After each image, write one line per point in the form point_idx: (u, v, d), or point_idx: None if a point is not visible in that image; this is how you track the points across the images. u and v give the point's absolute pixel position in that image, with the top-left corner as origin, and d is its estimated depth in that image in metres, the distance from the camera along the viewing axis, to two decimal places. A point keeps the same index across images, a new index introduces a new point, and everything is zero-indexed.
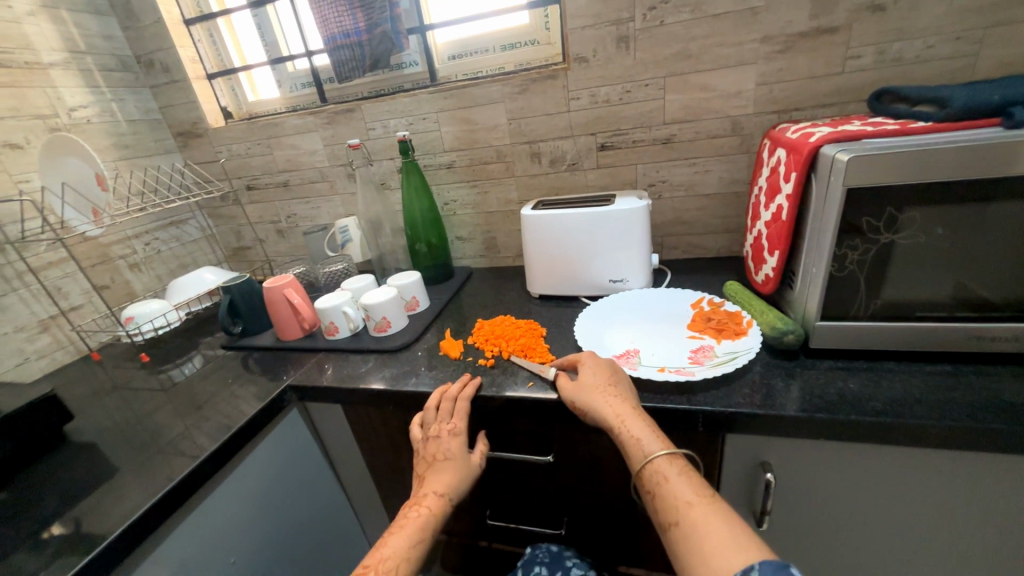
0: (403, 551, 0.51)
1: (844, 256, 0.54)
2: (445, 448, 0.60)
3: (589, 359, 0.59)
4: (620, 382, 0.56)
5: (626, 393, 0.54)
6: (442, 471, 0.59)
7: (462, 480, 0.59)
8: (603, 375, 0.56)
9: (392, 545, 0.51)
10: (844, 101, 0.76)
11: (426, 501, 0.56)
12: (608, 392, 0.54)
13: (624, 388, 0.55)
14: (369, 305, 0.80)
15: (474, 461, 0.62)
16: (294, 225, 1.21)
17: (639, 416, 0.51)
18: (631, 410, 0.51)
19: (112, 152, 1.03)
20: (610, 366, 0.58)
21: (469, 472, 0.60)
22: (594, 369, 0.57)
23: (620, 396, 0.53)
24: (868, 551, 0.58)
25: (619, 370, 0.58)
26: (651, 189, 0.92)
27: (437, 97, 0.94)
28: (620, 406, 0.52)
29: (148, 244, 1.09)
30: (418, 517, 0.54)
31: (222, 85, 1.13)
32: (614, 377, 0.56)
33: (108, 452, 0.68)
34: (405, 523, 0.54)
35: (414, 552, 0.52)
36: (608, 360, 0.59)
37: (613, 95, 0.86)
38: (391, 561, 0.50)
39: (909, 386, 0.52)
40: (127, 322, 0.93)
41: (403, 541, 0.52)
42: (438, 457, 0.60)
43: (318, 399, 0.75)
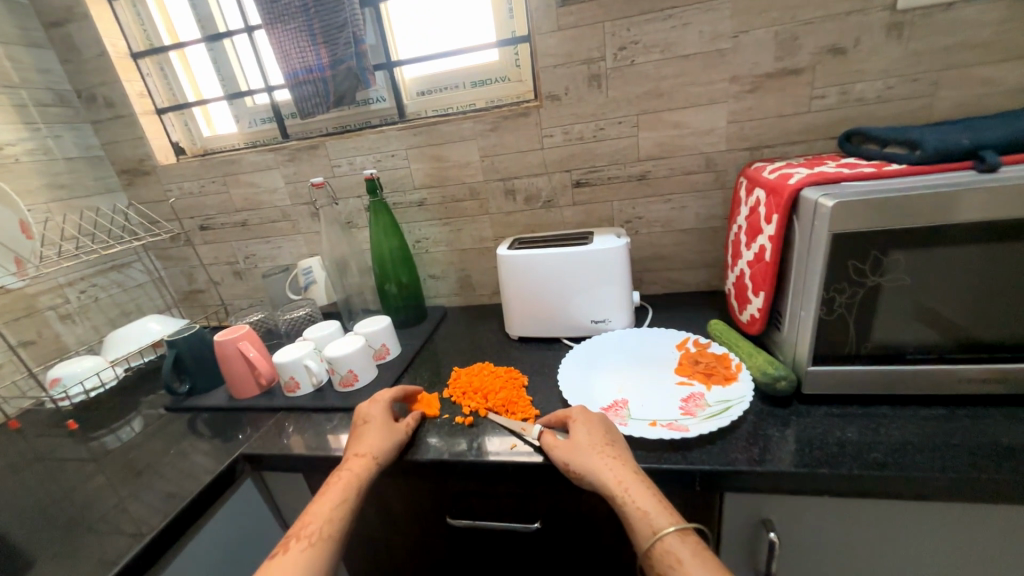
0: (324, 511, 0.48)
1: (833, 299, 0.52)
2: (368, 413, 0.60)
3: (584, 415, 0.54)
4: (617, 441, 0.52)
5: (624, 453, 0.50)
6: (365, 436, 0.57)
7: (387, 438, 0.58)
8: (601, 434, 0.51)
9: (315, 510, 0.49)
10: (812, 139, 0.78)
11: (347, 463, 0.54)
12: (607, 453, 0.49)
13: (622, 447, 0.51)
14: (334, 358, 0.73)
15: (399, 425, 0.60)
16: (253, 266, 1.13)
17: (642, 481, 0.47)
18: (634, 475, 0.47)
19: (44, 193, 0.94)
20: (606, 423, 0.54)
21: (393, 432, 0.59)
22: (590, 426, 0.53)
23: (620, 459, 0.48)
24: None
25: (614, 427, 0.54)
26: (628, 225, 0.91)
27: (406, 134, 0.91)
28: (621, 471, 0.47)
29: (83, 292, 0.98)
30: (341, 479, 0.52)
31: (174, 120, 1.06)
32: (611, 436, 0.52)
33: (14, 546, 0.57)
34: (330, 488, 0.51)
35: (338, 512, 0.49)
36: (603, 416, 0.55)
37: (587, 132, 0.85)
38: (313, 524, 0.47)
39: (907, 432, 0.50)
40: (53, 384, 0.83)
41: (326, 502, 0.49)
42: (360, 422, 0.60)
43: (276, 466, 0.67)
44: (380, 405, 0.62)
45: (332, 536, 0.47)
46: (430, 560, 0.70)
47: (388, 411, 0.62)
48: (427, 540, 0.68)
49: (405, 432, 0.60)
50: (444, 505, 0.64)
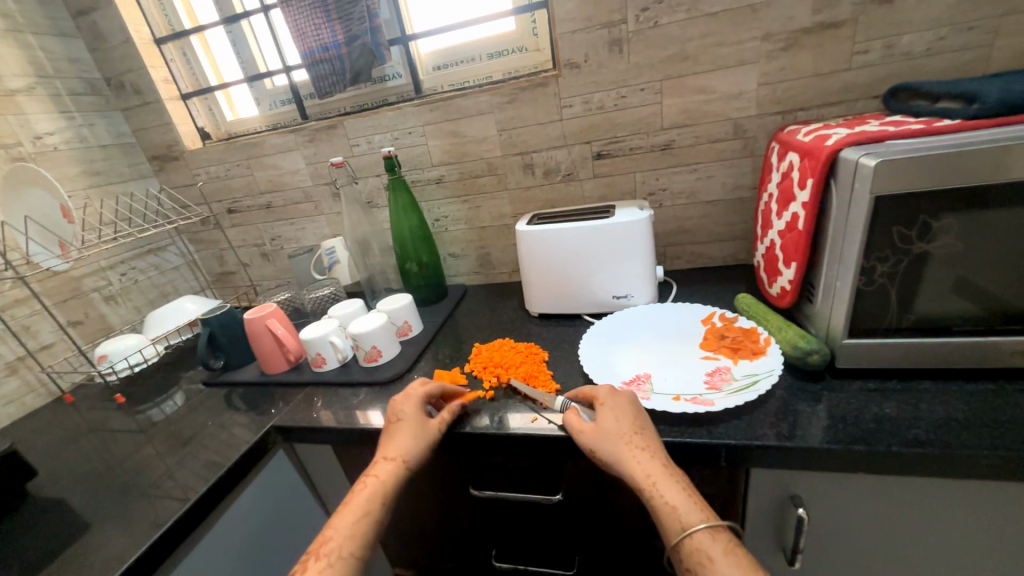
0: (344, 527, 0.48)
1: (872, 268, 0.49)
2: (398, 411, 0.58)
3: (612, 398, 0.53)
4: (647, 429, 0.50)
5: (653, 442, 0.49)
6: (395, 436, 0.56)
7: (416, 439, 0.55)
8: (630, 420, 0.50)
9: (337, 524, 0.48)
10: (853, 99, 0.72)
11: (375, 469, 0.53)
12: (635, 443, 0.48)
13: (651, 435, 0.50)
14: (358, 335, 0.75)
15: (430, 423, 0.57)
16: (279, 247, 1.15)
17: (672, 474, 0.46)
18: (663, 467, 0.46)
19: (82, 180, 0.98)
20: (636, 407, 0.52)
21: (424, 431, 0.56)
22: (618, 410, 0.51)
23: (649, 450, 0.47)
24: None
25: (644, 412, 0.53)
26: (652, 198, 0.88)
27: (423, 109, 0.90)
28: (649, 463, 0.46)
29: (124, 275, 1.03)
30: (367, 487, 0.51)
31: (198, 104, 1.08)
32: (639, 422, 0.50)
33: (75, 507, 0.61)
34: (353, 498, 0.51)
35: (359, 527, 0.48)
36: (633, 398, 0.54)
37: (608, 100, 0.82)
38: (332, 542, 0.47)
39: (950, 409, 0.48)
40: (100, 360, 0.87)
41: (348, 517, 0.49)
42: (391, 420, 0.58)
43: (306, 438, 0.70)
44: (411, 403, 0.59)
45: (351, 557, 0.46)
46: (455, 529, 0.72)
47: (421, 406, 0.59)
48: (452, 510, 0.70)
49: (437, 431, 0.57)
50: (467, 477, 0.65)
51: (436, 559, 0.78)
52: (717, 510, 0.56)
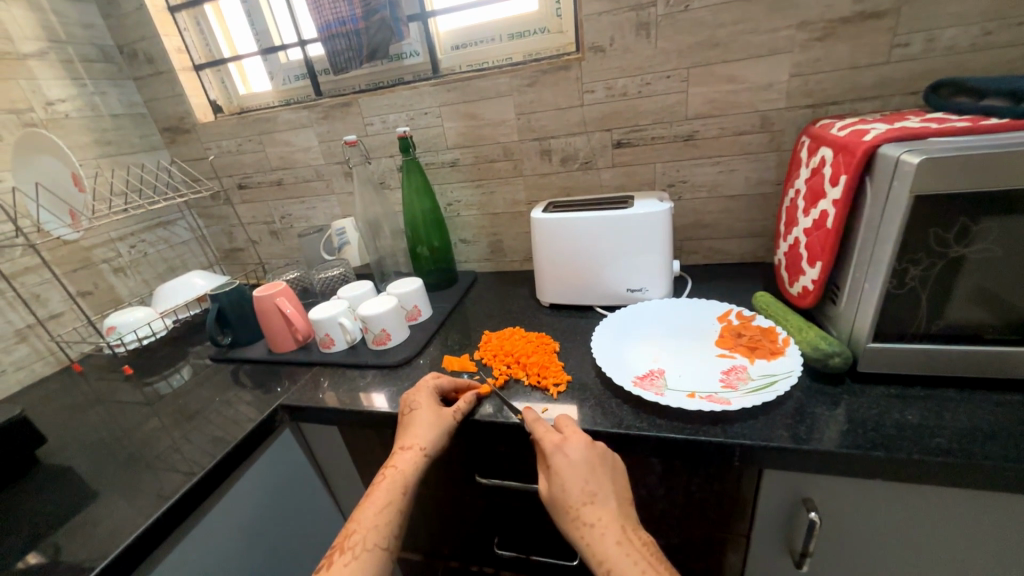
0: (369, 519, 0.48)
1: (904, 271, 0.47)
2: (411, 403, 0.58)
3: (557, 459, 0.47)
4: (601, 492, 0.46)
5: (609, 511, 0.45)
6: (411, 426, 0.56)
7: (433, 427, 0.55)
8: (578, 491, 0.46)
9: (360, 517, 0.48)
10: (888, 94, 0.69)
11: (396, 459, 0.53)
12: (586, 522, 0.45)
13: (605, 502, 0.45)
14: (367, 317, 0.74)
15: (445, 413, 0.57)
16: (288, 225, 1.14)
17: (630, 554, 0.43)
18: (618, 548, 0.43)
19: (93, 149, 0.97)
20: (586, 464, 0.47)
21: (441, 419, 0.56)
22: (563, 478, 0.47)
23: (602, 525, 0.44)
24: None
25: (600, 465, 0.48)
26: (671, 190, 0.86)
27: (440, 89, 0.88)
28: (603, 544, 0.43)
29: (133, 247, 1.03)
30: (389, 477, 0.51)
31: (211, 77, 1.06)
32: (591, 485, 0.46)
33: (83, 476, 0.62)
34: (374, 492, 0.50)
35: (383, 517, 0.48)
36: (583, 450, 0.48)
37: (631, 87, 0.79)
38: (356, 535, 0.46)
39: (976, 419, 0.46)
40: (109, 332, 0.87)
41: (370, 509, 0.49)
42: (406, 411, 0.58)
43: (313, 419, 0.69)
44: (425, 394, 0.59)
45: (377, 547, 0.46)
46: (459, 514, 0.73)
47: (434, 395, 0.59)
48: (457, 495, 0.70)
49: (453, 419, 0.57)
50: (474, 464, 0.65)
51: (438, 542, 0.79)
52: (724, 510, 0.56)
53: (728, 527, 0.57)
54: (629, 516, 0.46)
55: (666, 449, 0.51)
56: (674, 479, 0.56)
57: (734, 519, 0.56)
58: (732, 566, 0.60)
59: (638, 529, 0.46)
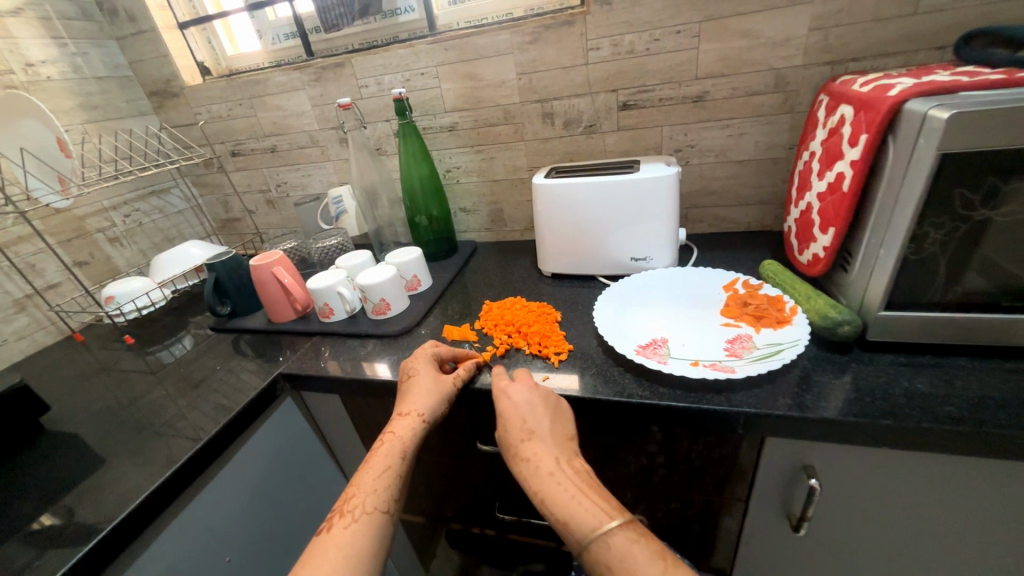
0: (368, 484, 0.47)
1: (925, 236, 0.46)
2: (409, 369, 0.58)
3: (499, 401, 0.49)
4: (539, 428, 0.47)
5: (543, 444, 0.45)
6: (410, 394, 0.56)
7: (432, 394, 0.55)
8: (517, 428, 0.47)
9: (359, 481, 0.48)
10: (913, 50, 0.65)
11: (396, 426, 0.53)
12: (523, 457, 0.45)
13: (541, 435, 0.46)
14: (366, 286, 0.73)
15: (445, 380, 0.57)
16: (284, 194, 1.12)
17: (561, 482, 0.42)
18: (549, 476, 0.43)
19: (79, 114, 0.93)
20: (526, 403, 0.48)
21: (439, 386, 0.56)
22: (505, 417, 0.48)
23: (535, 455, 0.44)
24: (927, 565, 0.53)
25: (541, 404, 0.49)
26: (678, 155, 0.82)
27: (437, 48, 0.83)
28: (537, 474, 0.43)
29: (128, 216, 1.01)
30: (387, 443, 0.51)
31: (197, 36, 1.01)
32: (529, 422, 0.47)
33: (89, 443, 0.62)
34: (372, 459, 0.50)
35: (383, 482, 0.48)
36: (526, 392, 0.49)
37: (639, 44, 0.74)
38: (356, 498, 0.46)
39: (986, 387, 0.46)
40: (108, 302, 0.87)
41: (369, 473, 0.49)
42: (404, 379, 0.58)
43: (314, 387, 0.69)
44: (423, 361, 0.59)
45: (377, 509, 0.46)
46: (461, 479, 0.74)
47: (433, 363, 0.59)
48: (459, 461, 0.71)
49: (453, 388, 0.57)
50: (475, 432, 0.65)
51: (441, 506, 0.81)
52: (724, 476, 0.56)
53: (726, 492, 0.57)
54: (568, 450, 0.46)
55: (669, 417, 0.51)
56: (675, 447, 0.56)
57: (732, 485, 0.56)
58: (728, 530, 0.61)
59: (576, 461, 0.45)
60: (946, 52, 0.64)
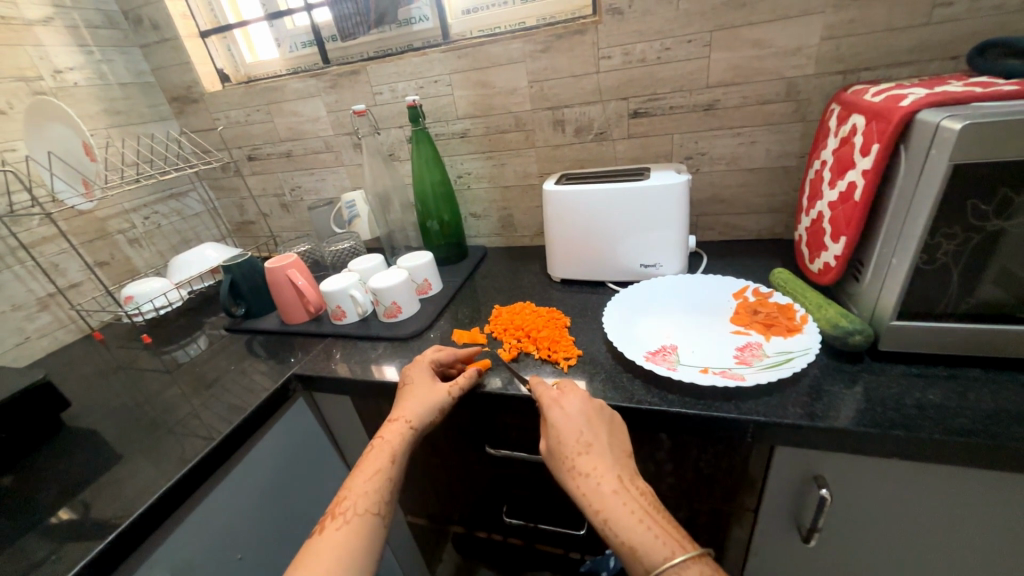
0: (359, 486, 0.49)
1: (937, 246, 0.46)
2: (408, 376, 0.59)
3: (553, 412, 0.49)
4: (597, 443, 0.46)
5: (604, 462, 0.45)
6: (405, 399, 0.57)
7: (424, 401, 0.56)
8: (574, 440, 0.46)
9: (352, 484, 0.49)
10: (927, 59, 0.65)
11: (386, 431, 0.54)
12: (581, 471, 0.44)
13: (601, 451, 0.45)
14: (378, 289, 0.74)
15: (439, 387, 0.57)
16: (298, 198, 1.14)
17: (627, 503, 0.42)
18: (614, 497, 0.42)
19: (103, 119, 0.96)
20: (581, 416, 0.48)
21: (433, 393, 0.57)
22: (560, 431, 0.47)
23: (597, 473, 0.44)
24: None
25: (596, 418, 0.48)
26: (688, 162, 0.82)
27: (450, 56, 0.84)
28: (599, 493, 0.43)
29: (147, 218, 1.03)
30: (377, 447, 0.52)
31: (217, 44, 1.04)
32: (588, 437, 0.46)
33: (108, 440, 0.64)
34: (366, 462, 0.51)
35: (373, 485, 0.49)
36: (579, 404, 0.49)
37: (650, 53, 0.75)
38: (348, 501, 0.47)
39: (1002, 400, 0.45)
40: (127, 301, 0.89)
41: (363, 476, 0.50)
42: (403, 385, 0.59)
43: (325, 388, 0.70)
44: (421, 368, 0.59)
45: (368, 512, 0.47)
46: (470, 482, 0.74)
47: (429, 369, 0.60)
48: (467, 464, 0.71)
49: (447, 395, 0.57)
50: (484, 435, 0.66)
51: (449, 509, 0.81)
52: (733, 485, 0.56)
53: (735, 502, 0.57)
54: (628, 468, 0.46)
55: (677, 424, 0.51)
56: (683, 455, 0.56)
57: (742, 495, 0.56)
58: (738, 539, 0.61)
59: (636, 480, 0.45)
60: (960, 62, 0.64)
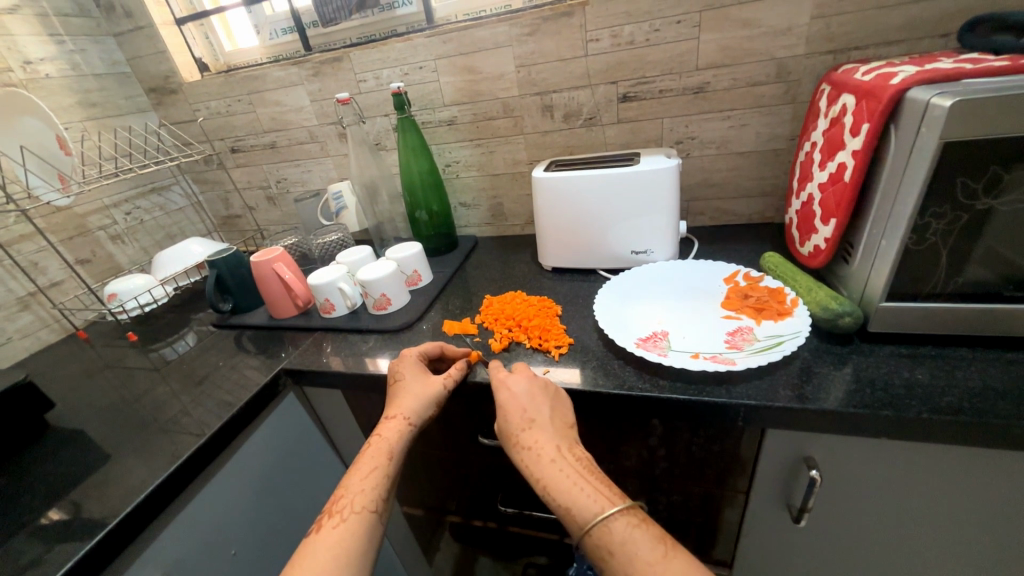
0: (356, 484, 0.48)
1: (926, 226, 0.46)
2: (398, 374, 0.58)
3: (500, 391, 0.50)
4: (539, 417, 0.47)
5: (543, 432, 0.46)
6: (399, 396, 0.56)
7: (420, 397, 0.55)
8: (516, 416, 0.47)
9: (348, 483, 0.49)
10: (917, 37, 0.64)
11: (382, 429, 0.53)
12: (523, 444, 0.46)
13: (542, 424, 0.46)
14: (367, 281, 0.73)
15: (433, 382, 0.57)
16: (284, 190, 1.12)
17: (562, 468, 0.43)
18: (551, 463, 0.43)
19: (78, 111, 0.93)
20: (525, 392, 0.49)
21: (427, 388, 0.56)
22: (505, 408, 0.49)
23: (536, 443, 0.45)
24: (931, 557, 0.53)
25: (540, 393, 0.49)
26: (679, 147, 0.82)
27: (435, 41, 0.82)
28: (538, 461, 0.44)
29: (129, 214, 1.01)
30: (373, 445, 0.52)
31: (194, 31, 1.01)
32: (530, 411, 0.48)
33: (95, 439, 0.63)
34: (360, 463, 0.51)
35: (370, 482, 0.49)
36: (524, 381, 0.50)
37: (638, 34, 0.74)
38: (344, 499, 0.47)
39: (988, 377, 0.45)
40: (111, 299, 0.87)
41: (356, 475, 0.49)
42: (394, 381, 0.58)
43: (316, 382, 0.70)
44: (412, 365, 0.59)
45: (366, 509, 0.47)
46: (464, 472, 0.74)
47: (419, 364, 0.59)
48: (461, 454, 0.71)
49: (442, 389, 0.56)
50: (477, 425, 0.65)
51: (444, 500, 0.81)
52: (724, 468, 0.56)
53: (727, 485, 0.57)
54: (568, 437, 0.47)
55: (669, 410, 0.51)
56: (675, 440, 0.56)
57: (734, 477, 0.57)
58: (730, 521, 0.61)
59: (577, 449, 0.46)
60: (951, 39, 0.63)
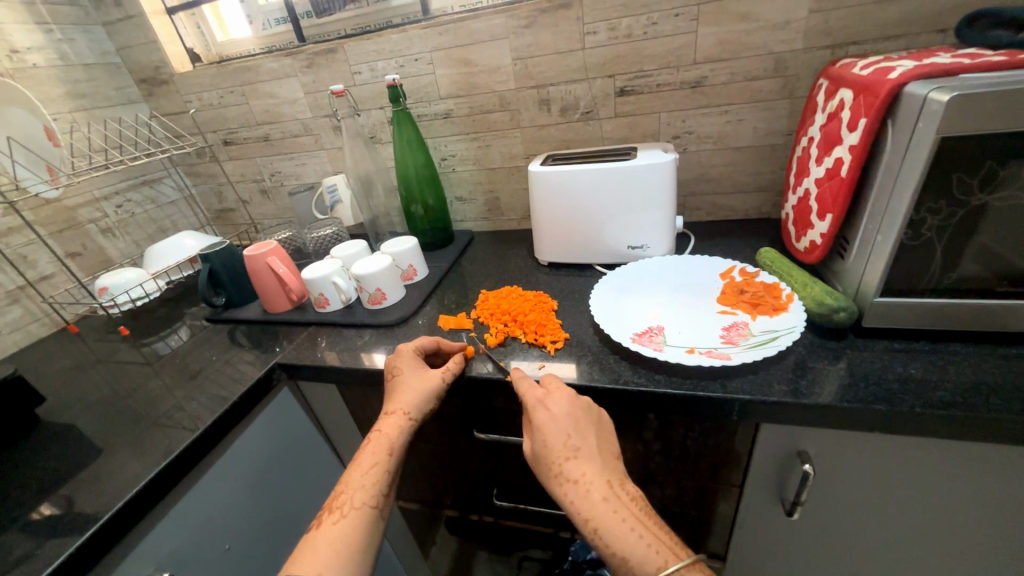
0: (357, 480, 0.48)
1: (922, 221, 0.46)
2: (397, 369, 0.57)
3: (539, 415, 0.47)
4: (585, 448, 0.45)
5: (593, 467, 0.44)
6: (397, 392, 0.56)
7: (418, 391, 0.55)
8: (563, 447, 0.45)
9: (348, 479, 0.49)
10: (915, 32, 0.64)
11: (382, 424, 0.53)
12: (570, 478, 0.44)
13: (590, 457, 0.45)
14: (361, 276, 0.73)
15: (431, 377, 0.56)
16: (278, 183, 1.10)
17: (617, 511, 0.42)
18: (604, 505, 0.42)
19: (67, 102, 0.91)
20: (569, 418, 0.47)
21: (425, 382, 0.56)
22: (547, 435, 0.46)
23: (587, 479, 0.43)
24: (921, 549, 0.53)
25: (583, 419, 0.47)
26: (676, 142, 0.81)
27: (431, 33, 0.81)
28: (589, 500, 0.42)
29: (120, 206, 1.00)
30: (374, 441, 0.52)
31: (185, 21, 0.99)
32: (576, 440, 0.46)
33: (86, 434, 0.62)
34: (361, 459, 0.50)
35: (369, 478, 0.49)
36: (566, 405, 0.48)
37: (636, 28, 0.73)
38: (344, 495, 0.47)
39: (981, 372, 0.46)
40: (101, 293, 0.86)
41: (357, 471, 0.49)
42: (391, 377, 0.57)
43: (310, 377, 0.69)
44: (409, 360, 0.58)
45: (366, 505, 0.47)
46: (460, 467, 0.74)
47: (416, 359, 0.59)
48: (457, 449, 0.71)
49: (440, 383, 0.56)
50: (473, 420, 0.65)
51: (440, 494, 0.81)
52: (718, 462, 0.56)
53: (721, 478, 0.58)
54: (617, 472, 0.46)
55: (664, 405, 0.51)
56: (670, 434, 0.56)
57: (728, 472, 0.57)
58: (724, 514, 0.62)
59: (626, 484, 0.45)
60: (949, 35, 0.63)
